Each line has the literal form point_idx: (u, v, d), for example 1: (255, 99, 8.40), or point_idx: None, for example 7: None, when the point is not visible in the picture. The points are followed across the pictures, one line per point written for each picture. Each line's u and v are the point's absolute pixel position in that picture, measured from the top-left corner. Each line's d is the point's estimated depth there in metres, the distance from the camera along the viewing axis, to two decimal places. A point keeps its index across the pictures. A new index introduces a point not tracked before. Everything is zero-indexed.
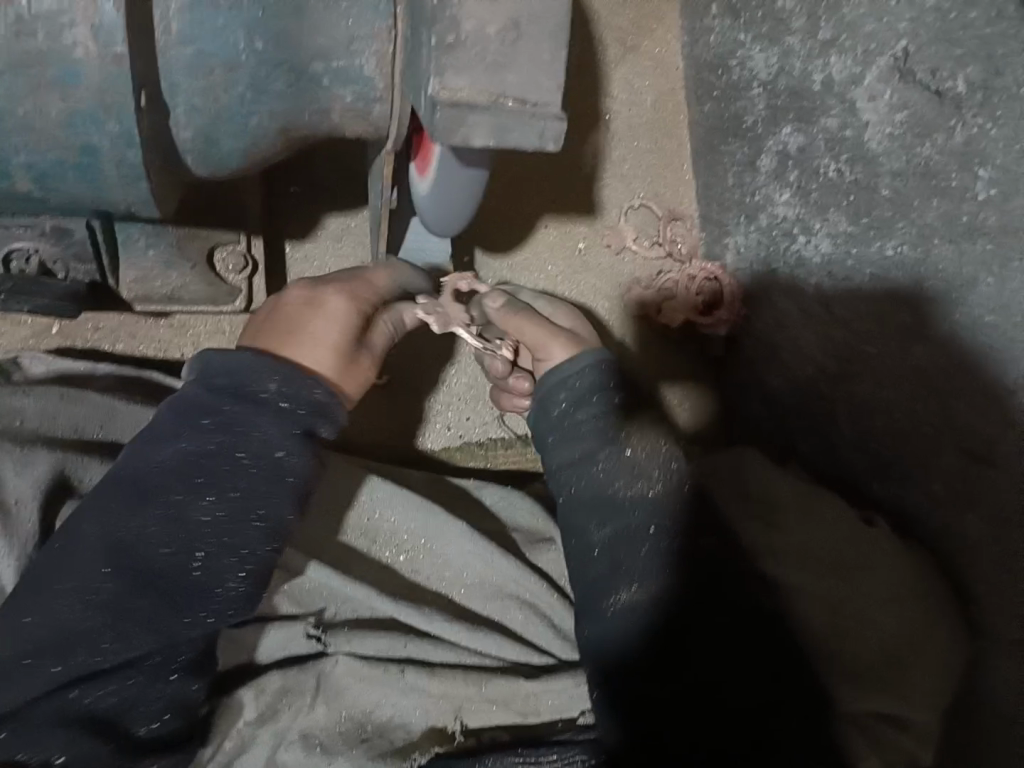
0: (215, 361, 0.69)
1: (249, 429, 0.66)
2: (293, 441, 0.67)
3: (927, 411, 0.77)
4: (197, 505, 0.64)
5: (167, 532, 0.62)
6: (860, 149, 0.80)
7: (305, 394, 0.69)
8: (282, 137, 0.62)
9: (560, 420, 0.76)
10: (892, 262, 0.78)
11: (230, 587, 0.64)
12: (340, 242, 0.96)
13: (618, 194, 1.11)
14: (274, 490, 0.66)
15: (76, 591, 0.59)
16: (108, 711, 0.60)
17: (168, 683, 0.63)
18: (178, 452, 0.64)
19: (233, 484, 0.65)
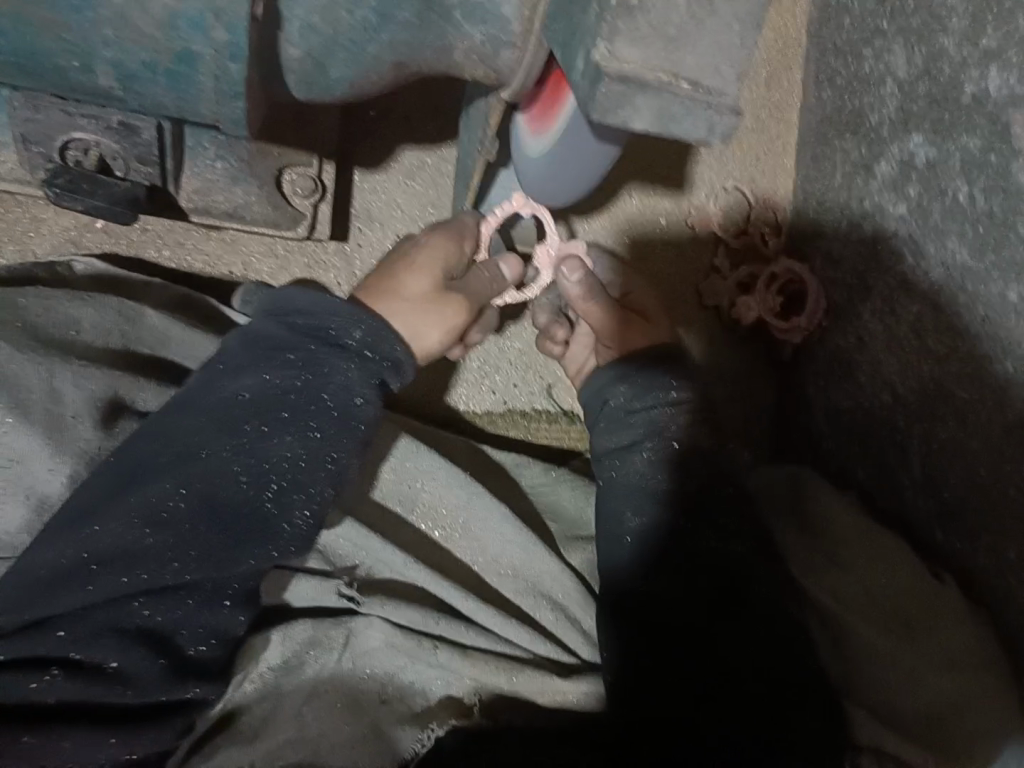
0: (292, 293, 0.66)
1: (333, 372, 0.62)
2: (370, 390, 0.64)
3: (1014, 475, 0.71)
4: (268, 442, 0.60)
5: (246, 462, 0.59)
6: (1004, 179, 0.73)
7: (386, 348, 0.65)
8: (396, 70, 0.55)
9: (612, 412, 0.80)
10: (1012, 309, 0.72)
11: (296, 522, 0.61)
12: (413, 178, 0.89)
13: (711, 171, 1.04)
14: (348, 437, 0.63)
15: (150, 506, 0.56)
16: (161, 626, 0.57)
17: (221, 610, 0.59)
18: (261, 381, 0.61)
19: (312, 424, 0.61)
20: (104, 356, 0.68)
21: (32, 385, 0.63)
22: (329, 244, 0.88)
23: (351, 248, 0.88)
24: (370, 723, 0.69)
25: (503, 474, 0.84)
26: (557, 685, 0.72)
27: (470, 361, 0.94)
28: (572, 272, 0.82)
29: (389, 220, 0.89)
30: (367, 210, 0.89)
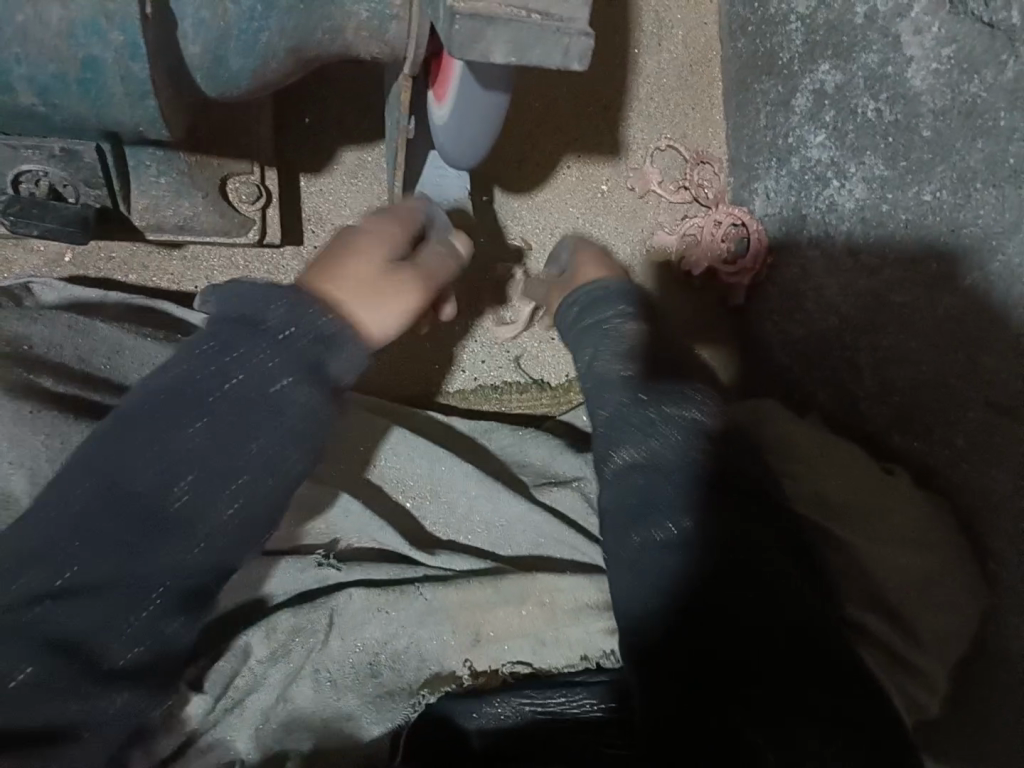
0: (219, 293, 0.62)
1: (254, 353, 0.59)
2: (297, 370, 0.59)
3: (954, 360, 0.74)
4: (185, 433, 0.56)
5: (165, 457, 0.55)
6: (902, 86, 0.76)
7: (309, 319, 0.61)
8: (294, 56, 0.60)
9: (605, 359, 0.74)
10: (929, 207, 0.75)
11: (226, 519, 0.57)
12: (356, 177, 0.94)
13: (643, 134, 1.07)
14: (271, 423, 0.58)
15: (59, 501, 0.53)
16: (76, 633, 0.53)
17: (138, 620, 0.55)
18: (179, 371, 0.58)
19: (233, 414, 0.57)
20: (57, 367, 0.70)
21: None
22: (285, 249, 0.93)
23: (305, 250, 0.93)
24: (361, 699, 0.72)
25: (472, 443, 0.88)
26: (549, 641, 0.74)
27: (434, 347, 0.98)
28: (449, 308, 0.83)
29: (337, 219, 0.94)
30: (316, 212, 0.93)
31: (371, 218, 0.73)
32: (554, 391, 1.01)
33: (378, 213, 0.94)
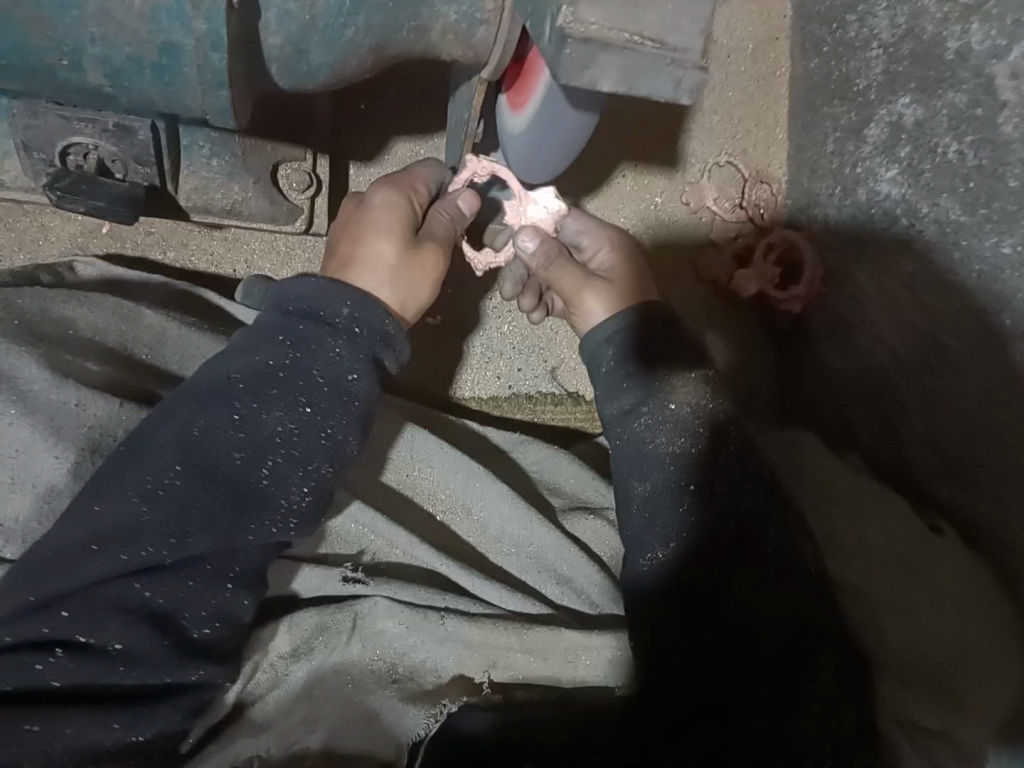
0: (287, 283, 0.63)
1: (323, 347, 0.61)
2: (364, 364, 0.62)
3: (1010, 418, 0.73)
4: (265, 415, 0.59)
5: (241, 439, 0.58)
6: (989, 131, 0.73)
7: (374, 320, 0.63)
8: (374, 54, 0.57)
9: (608, 377, 0.72)
10: (1006, 260, 0.72)
11: (293, 499, 0.60)
12: (407, 169, 0.91)
13: (703, 147, 1.04)
14: (341, 410, 0.61)
15: (146, 482, 0.56)
16: (165, 607, 0.57)
17: (223, 592, 0.59)
18: (252, 361, 0.60)
19: (306, 399, 0.60)
20: (98, 351, 0.68)
21: (35, 376, 0.63)
22: (328, 238, 0.90)
23: None
24: (384, 701, 0.69)
25: (504, 456, 0.86)
26: (566, 674, 0.72)
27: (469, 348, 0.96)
28: (531, 240, 0.74)
29: None
30: None
31: (379, 187, 0.69)
32: (590, 406, 0.98)
33: None
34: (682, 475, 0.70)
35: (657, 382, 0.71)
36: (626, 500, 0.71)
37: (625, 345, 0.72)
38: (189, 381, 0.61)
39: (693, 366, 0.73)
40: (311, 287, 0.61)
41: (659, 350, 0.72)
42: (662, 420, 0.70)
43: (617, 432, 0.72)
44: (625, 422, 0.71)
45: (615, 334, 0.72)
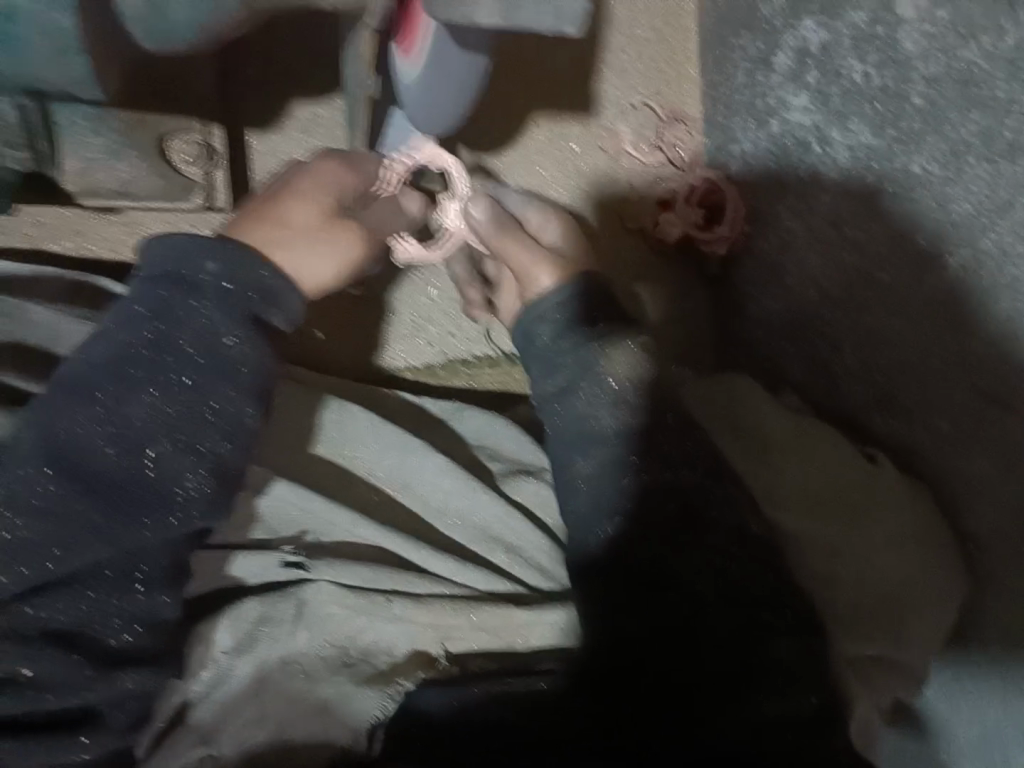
0: (155, 246, 0.60)
1: (188, 315, 0.57)
2: (245, 327, 0.59)
3: (936, 338, 0.73)
4: (140, 398, 0.56)
5: (115, 431, 0.55)
6: (891, 50, 0.72)
7: (251, 275, 0.61)
8: (243, 8, 0.53)
9: (544, 355, 0.75)
10: (916, 181, 0.72)
11: (188, 487, 0.57)
12: (310, 134, 0.87)
13: (617, 90, 1.02)
14: (224, 378, 0.58)
15: (14, 496, 0.52)
16: (67, 625, 0.53)
17: (131, 595, 0.56)
18: (112, 343, 0.57)
19: (181, 373, 0.57)
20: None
21: None
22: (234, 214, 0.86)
23: None
24: (334, 688, 0.67)
25: (437, 424, 0.84)
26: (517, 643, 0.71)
27: (399, 315, 0.94)
28: (478, 207, 0.83)
29: None
30: (267, 173, 0.87)
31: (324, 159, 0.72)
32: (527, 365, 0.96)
33: None
34: (632, 445, 0.69)
35: (594, 357, 0.72)
36: (572, 481, 0.71)
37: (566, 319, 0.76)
38: (56, 374, 0.57)
39: (632, 338, 0.74)
40: (180, 246, 0.58)
41: (596, 324, 0.75)
42: (604, 396, 0.71)
43: (555, 414, 0.73)
44: (563, 399, 0.73)
45: (556, 310, 0.76)
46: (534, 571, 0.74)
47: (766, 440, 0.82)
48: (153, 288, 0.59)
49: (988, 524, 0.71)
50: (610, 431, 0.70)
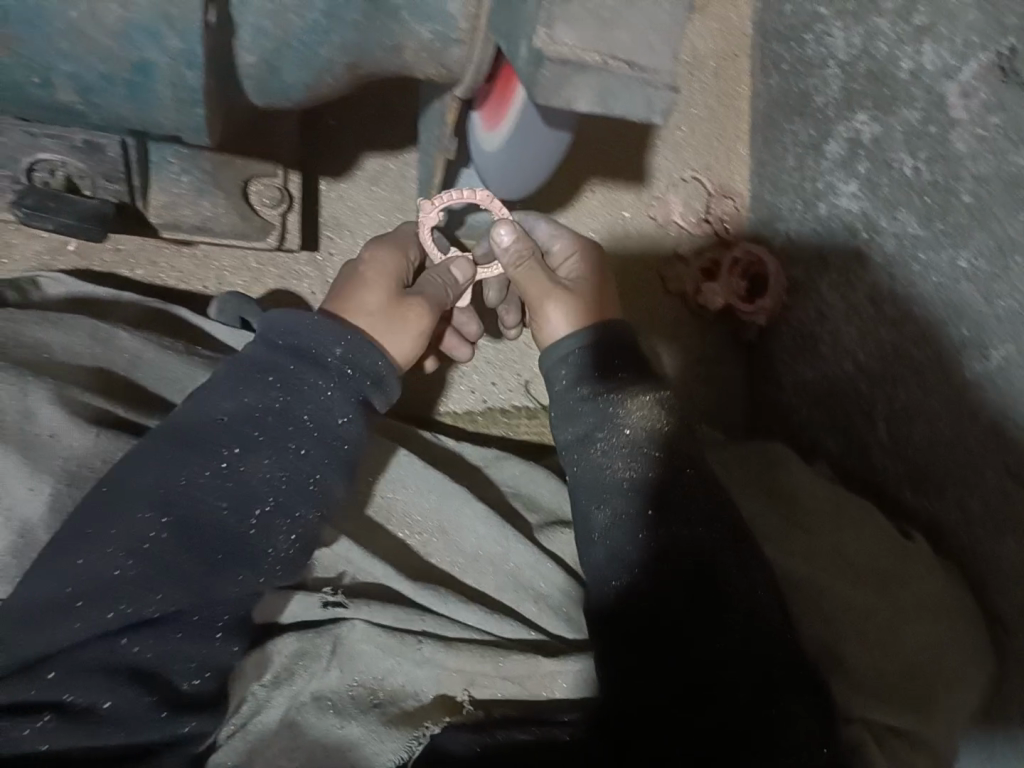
0: (281, 319, 0.66)
1: (313, 392, 0.63)
2: (353, 408, 0.65)
3: (973, 422, 0.75)
4: (255, 461, 0.61)
5: (228, 488, 0.60)
6: (943, 148, 0.76)
7: (368, 365, 0.67)
8: (348, 72, 0.57)
9: (563, 399, 0.75)
10: (962, 272, 0.75)
11: (280, 549, 0.62)
12: (378, 185, 0.91)
13: (669, 162, 1.07)
14: (330, 456, 0.64)
15: (129, 535, 0.56)
16: (153, 662, 0.56)
17: (212, 643, 0.59)
18: (237, 404, 0.62)
19: (295, 444, 0.62)
20: (73, 373, 0.67)
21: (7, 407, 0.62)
22: (300, 254, 0.90)
23: (321, 257, 0.90)
24: (363, 729, 0.68)
25: (477, 472, 0.86)
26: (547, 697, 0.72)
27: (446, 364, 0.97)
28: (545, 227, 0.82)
29: (356, 226, 0.91)
30: (335, 218, 0.91)
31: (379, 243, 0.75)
32: None
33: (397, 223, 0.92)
34: (640, 499, 0.70)
35: (611, 406, 0.73)
36: (585, 525, 0.72)
37: (580, 364, 0.76)
38: (169, 419, 0.63)
39: (648, 390, 0.74)
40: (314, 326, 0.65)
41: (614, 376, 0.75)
42: (619, 443, 0.71)
43: (575, 462, 0.74)
44: (583, 449, 0.73)
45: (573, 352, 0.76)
46: (563, 623, 0.75)
47: (804, 506, 0.83)
48: (277, 356, 0.64)
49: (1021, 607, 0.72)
50: (626, 485, 0.71)
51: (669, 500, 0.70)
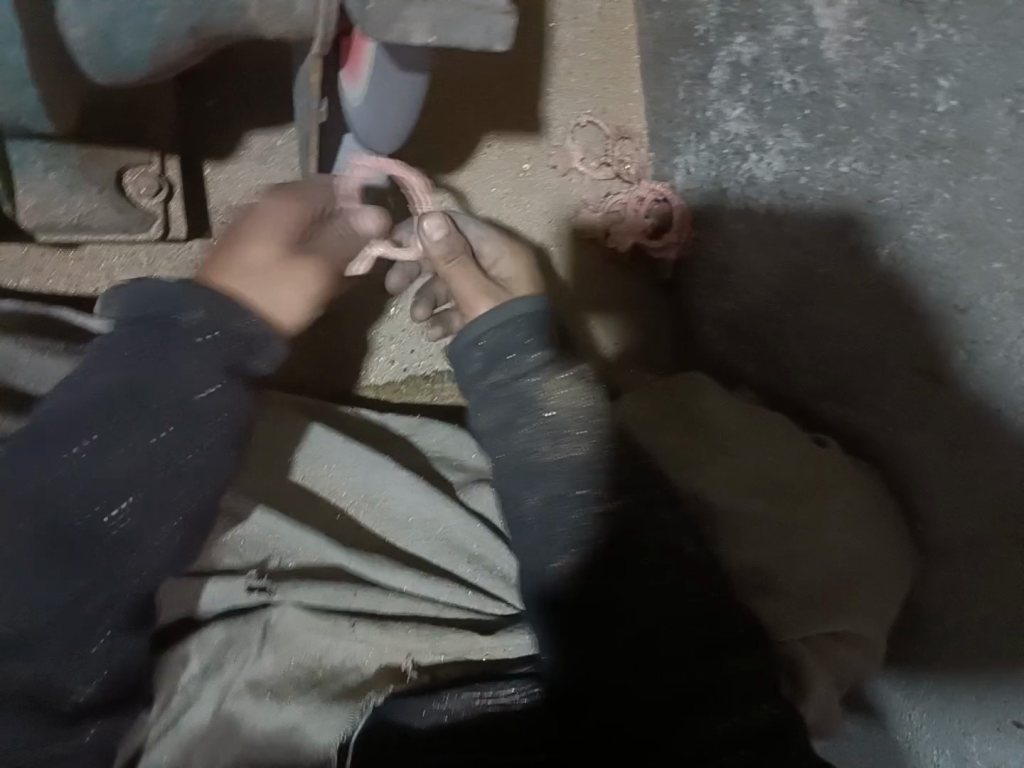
0: (132, 296, 0.64)
1: (171, 367, 0.61)
2: (221, 378, 0.64)
3: (874, 325, 0.76)
4: (122, 448, 0.59)
5: (93, 485, 0.58)
6: (816, 59, 0.76)
7: (231, 327, 0.65)
8: (191, 40, 0.55)
9: (479, 386, 0.73)
10: (845, 179, 0.76)
11: (162, 536, 0.61)
12: (266, 163, 0.89)
13: (564, 109, 1.06)
14: (204, 429, 0.62)
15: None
16: (32, 681, 0.56)
17: (98, 644, 0.59)
18: (94, 391, 0.60)
19: (160, 427, 0.61)
20: None
21: None
22: (193, 244, 0.87)
23: (216, 244, 0.88)
24: (304, 708, 0.68)
25: (400, 441, 0.85)
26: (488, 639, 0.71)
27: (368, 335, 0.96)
28: (434, 227, 0.77)
29: (249, 208, 0.89)
30: (226, 202, 0.88)
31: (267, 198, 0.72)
32: None
33: None
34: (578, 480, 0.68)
35: (531, 388, 0.71)
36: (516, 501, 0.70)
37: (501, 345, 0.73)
38: (32, 415, 0.60)
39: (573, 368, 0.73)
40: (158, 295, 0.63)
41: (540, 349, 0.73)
42: (544, 425, 0.70)
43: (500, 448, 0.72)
44: (506, 433, 0.71)
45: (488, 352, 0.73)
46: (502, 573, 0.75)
47: (724, 431, 0.83)
48: (132, 335, 0.62)
49: (936, 500, 0.75)
50: (548, 465, 0.69)
51: (606, 478, 0.69)
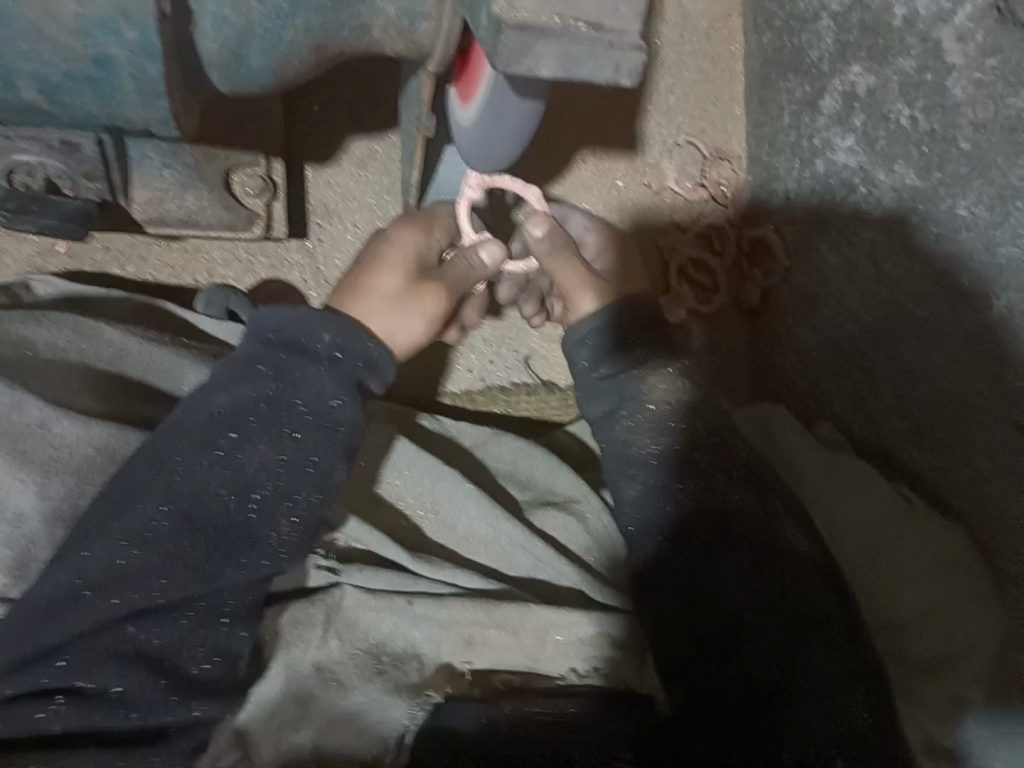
0: (267, 313, 0.66)
1: (302, 376, 0.63)
2: (347, 391, 0.64)
3: (974, 367, 0.72)
4: (251, 449, 0.61)
5: (229, 477, 0.60)
6: (940, 95, 0.73)
7: (359, 346, 0.65)
8: (315, 54, 0.57)
9: (586, 377, 0.74)
10: (962, 222, 0.72)
11: (282, 532, 0.61)
12: (364, 167, 0.91)
13: (662, 128, 1.05)
14: (327, 440, 0.63)
15: (136, 526, 0.57)
16: (161, 649, 0.57)
17: (218, 628, 0.59)
18: (234, 394, 0.62)
19: (289, 430, 0.62)
20: (74, 378, 0.68)
21: (27, 416, 0.62)
22: (290, 242, 0.89)
23: (311, 244, 0.90)
24: (367, 697, 0.68)
25: (468, 453, 0.86)
26: (543, 658, 0.71)
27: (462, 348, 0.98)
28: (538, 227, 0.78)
29: (345, 211, 0.90)
30: (323, 204, 0.90)
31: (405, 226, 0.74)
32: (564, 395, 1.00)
33: (387, 206, 0.91)
34: (670, 470, 0.68)
35: (633, 383, 0.71)
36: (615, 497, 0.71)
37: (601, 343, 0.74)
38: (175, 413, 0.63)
39: (665, 362, 0.72)
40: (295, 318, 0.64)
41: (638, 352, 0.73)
42: (644, 419, 0.70)
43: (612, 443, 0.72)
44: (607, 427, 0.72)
45: (593, 335, 0.74)
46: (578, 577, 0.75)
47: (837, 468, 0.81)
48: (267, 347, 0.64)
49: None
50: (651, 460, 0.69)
51: (698, 470, 0.68)
